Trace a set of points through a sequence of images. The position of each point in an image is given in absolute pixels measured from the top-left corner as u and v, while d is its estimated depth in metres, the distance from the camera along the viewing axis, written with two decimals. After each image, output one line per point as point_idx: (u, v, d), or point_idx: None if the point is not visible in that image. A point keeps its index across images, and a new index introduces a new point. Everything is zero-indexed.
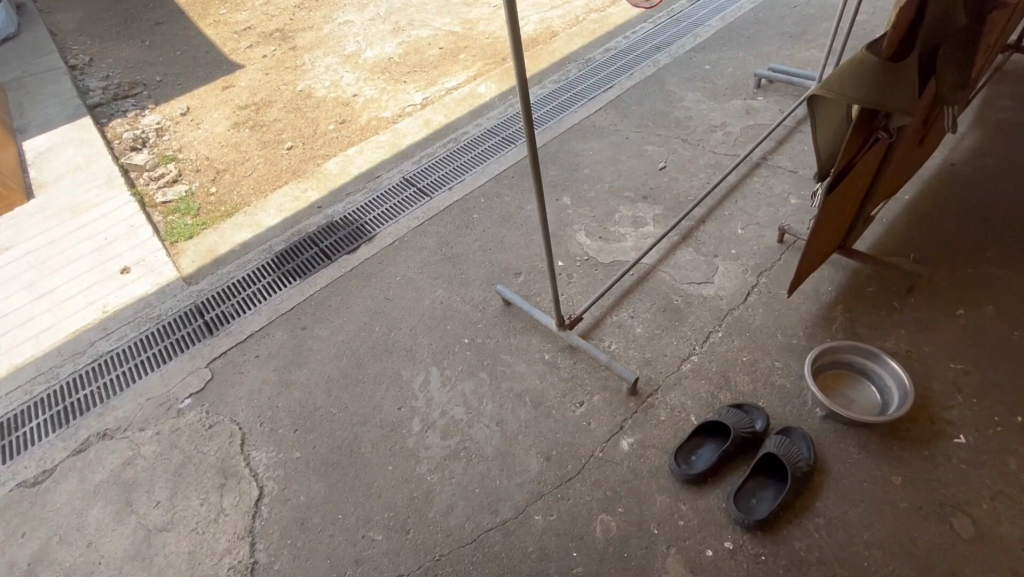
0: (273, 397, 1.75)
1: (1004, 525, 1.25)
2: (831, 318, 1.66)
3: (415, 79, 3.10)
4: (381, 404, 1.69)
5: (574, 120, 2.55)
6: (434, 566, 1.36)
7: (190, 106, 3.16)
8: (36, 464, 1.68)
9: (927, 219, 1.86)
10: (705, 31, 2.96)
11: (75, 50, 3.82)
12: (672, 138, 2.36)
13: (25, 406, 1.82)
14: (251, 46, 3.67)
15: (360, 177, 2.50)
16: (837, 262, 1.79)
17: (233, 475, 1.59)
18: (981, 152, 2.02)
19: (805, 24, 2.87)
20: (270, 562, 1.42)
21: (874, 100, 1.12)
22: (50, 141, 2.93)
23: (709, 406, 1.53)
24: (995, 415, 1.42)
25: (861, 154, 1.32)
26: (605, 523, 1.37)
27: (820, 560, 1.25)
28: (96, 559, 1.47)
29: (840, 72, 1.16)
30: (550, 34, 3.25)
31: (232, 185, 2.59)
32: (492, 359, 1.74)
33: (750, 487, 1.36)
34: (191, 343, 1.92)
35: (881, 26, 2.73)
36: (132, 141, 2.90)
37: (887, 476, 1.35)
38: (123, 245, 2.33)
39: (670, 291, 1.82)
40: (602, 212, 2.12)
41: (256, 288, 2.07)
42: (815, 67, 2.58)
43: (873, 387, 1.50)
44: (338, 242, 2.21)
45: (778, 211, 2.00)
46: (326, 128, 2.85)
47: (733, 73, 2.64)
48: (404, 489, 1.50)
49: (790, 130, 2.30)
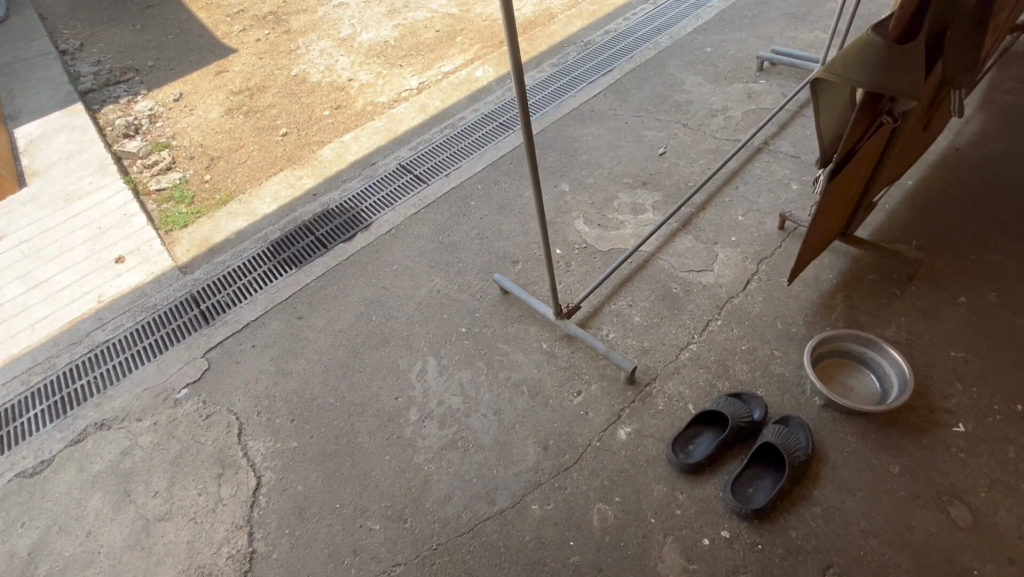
0: (270, 387, 1.75)
1: (1002, 513, 1.24)
2: (832, 306, 1.64)
3: (411, 63, 3.05)
4: (378, 394, 1.68)
5: (573, 105, 2.51)
6: (432, 555, 1.36)
7: (183, 92, 3.12)
8: (34, 454, 1.68)
9: (930, 205, 1.83)
10: (707, 12, 2.91)
11: (66, 34, 3.76)
12: (671, 123, 2.33)
13: (23, 396, 1.81)
14: (245, 29, 3.61)
15: (356, 164, 2.47)
16: (837, 249, 1.77)
17: (231, 465, 1.59)
18: (986, 137, 1.99)
19: (809, 5, 2.81)
20: (268, 552, 1.42)
21: (879, 83, 1.09)
22: (42, 127, 2.90)
23: (707, 395, 1.52)
24: (995, 403, 1.41)
25: (865, 139, 1.30)
26: (602, 513, 1.37)
27: (816, 548, 1.25)
28: (95, 549, 1.48)
29: (846, 53, 1.12)
30: (549, 16, 3.20)
31: (227, 173, 2.56)
32: (490, 349, 1.73)
33: (747, 476, 1.35)
34: (187, 333, 1.92)
35: (886, 7, 2.68)
36: (125, 127, 2.86)
37: (884, 466, 1.34)
38: (117, 234, 2.31)
39: (669, 279, 1.80)
40: (601, 199, 2.10)
41: (252, 277, 2.06)
42: (817, 49, 2.54)
43: (873, 375, 1.49)
44: (333, 230, 2.18)
45: (779, 198, 1.97)
46: (321, 114, 2.81)
47: (734, 56, 2.60)
48: (402, 479, 1.50)
49: (792, 113, 2.26)
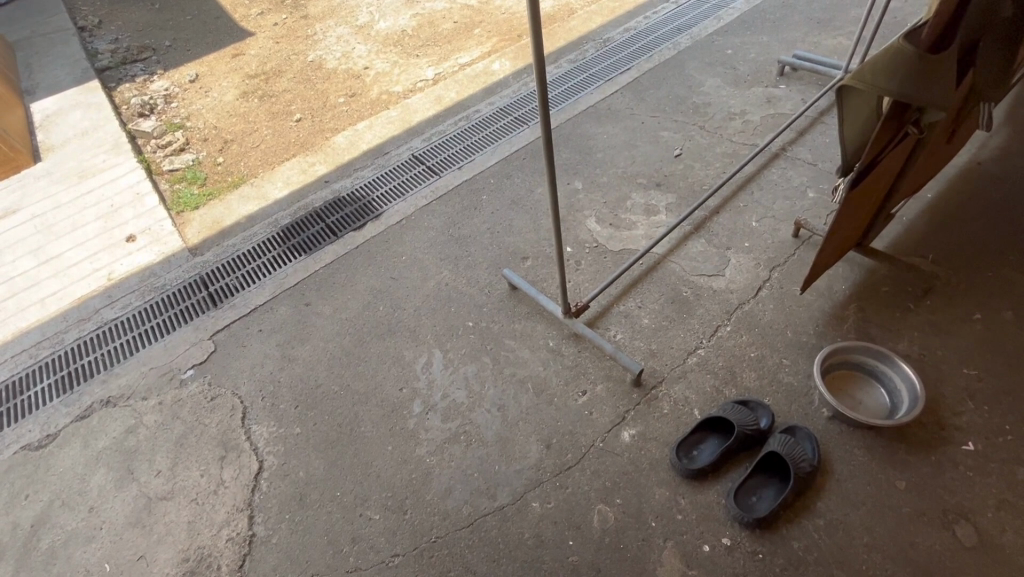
0: (275, 371, 1.75)
1: (1008, 535, 1.23)
2: (844, 317, 1.63)
3: (428, 53, 3.03)
4: (382, 384, 1.68)
5: (589, 102, 2.49)
6: (431, 548, 1.36)
7: (199, 73, 3.12)
8: (40, 428, 1.69)
9: (949, 219, 1.81)
10: (729, 13, 2.88)
11: (85, 11, 3.77)
12: (688, 125, 2.31)
13: (31, 370, 1.83)
14: (262, 13, 3.60)
15: (370, 152, 2.46)
16: (852, 260, 1.75)
17: (234, 448, 1.59)
18: (1009, 152, 1.96)
19: (833, 10, 2.77)
20: (268, 537, 1.42)
21: (908, 93, 1.06)
22: (58, 103, 2.91)
23: (713, 401, 1.51)
24: (1006, 423, 1.39)
25: (890, 148, 1.27)
26: (603, 514, 1.36)
27: (818, 560, 1.24)
28: (97, 524, 1.48)
29: (875, 60, 1.10)
30: (568, 12, 3.17)
31: (240, 155, 2.56)
32: (496, 344, 1.72)
33: (751, 485, 1.34)
34: (194, 315, 1.92)
35: (912, 17, 2.64)
36: (140, 107, 2.86)
37: (891, 481, 1.33)
38: (129, 213, 2.31)
39: (680, 282, 1.79)
40: (614, 198, 2.08)
41: (261, 262, 2.06)
42: (839, 56, 2.50)
43: (882, 389, 1.47)
44: (344, 218, 2.18)
45: (794, 205, 1.95)
46: (336, 101, 2.80)
47: (755, 59, 2.57)
48: (404, 470, 1.50)
49: (812, 120, 2.23)
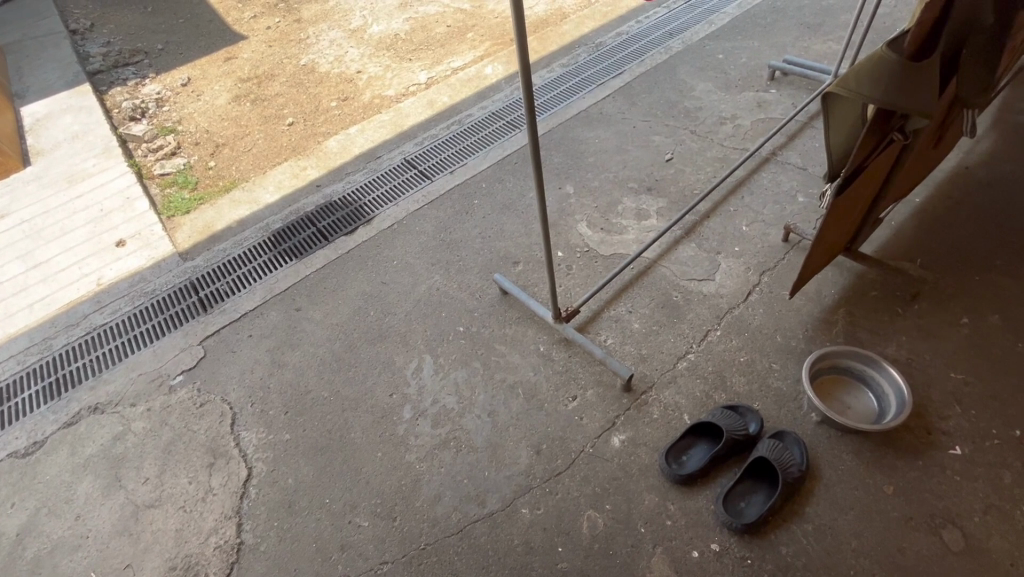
0: (264, 377, 1.74)
1: (995, 539, 1.23)
2: (832, 322, 1.63)
3: (421, 57, 3.03)
4: (373, 390, 1.67)
5: (581, 106, 2.50)
6: (419, 556, 1.36)
7: (191, 77, 3.11)
8: (27, 435, 1.68)
9: (937, 223, 1.81)
10: (721, 17, 2.89)
11: (77, 14, 3.75)
12: (680, 129, 2.31)
13: (19, 375, 1.81)
14: (255, 16, 3.59)
15: (361, 157, 2.46)
16: (840, 264, 1.76)
17: (223, 455, 1.58)
18: (996, 156, 1.97)
19: (824, 14, 2.79)
20: (256, 544, 1.41)
21: (891, 100, 1.06)
22: (48, 106, 2.89)
23: (702, 406, 1.51)
24: (993, 427, 1.39)
25: (875, 155, 1.27)
26: (593, 520, 1.36)
27: (806, 566, 1.24)
28: (83, 533, 1.47)
29: (858, 68, 1.10)
30: (561, 16, 3.18)
31: (232, 159, 2.56)
32: (487, 349, 1.72)
33: (740, 490, 1.34)
34: (185, 320, 1.91)
35: (902, 22, 2.65)
36: (131, 110, 2.85)
37: (879, 485, 1.33)
38: (119, 217, 2.30)
39: (670, 286, 1.79)
40: (605, 203, 2.08)
41: (251, 267, 2.05)
42: (829, 60, 2.52)
43: (871, 394, 1.47)
44: (336, 223, 2.17)
45: (785, 210, 1.95)
46: (328, 105, 2.80)
47: (746, 64, 2.58)
48: (393, 476, 1.49)
49: (802, 124, 2.24)
